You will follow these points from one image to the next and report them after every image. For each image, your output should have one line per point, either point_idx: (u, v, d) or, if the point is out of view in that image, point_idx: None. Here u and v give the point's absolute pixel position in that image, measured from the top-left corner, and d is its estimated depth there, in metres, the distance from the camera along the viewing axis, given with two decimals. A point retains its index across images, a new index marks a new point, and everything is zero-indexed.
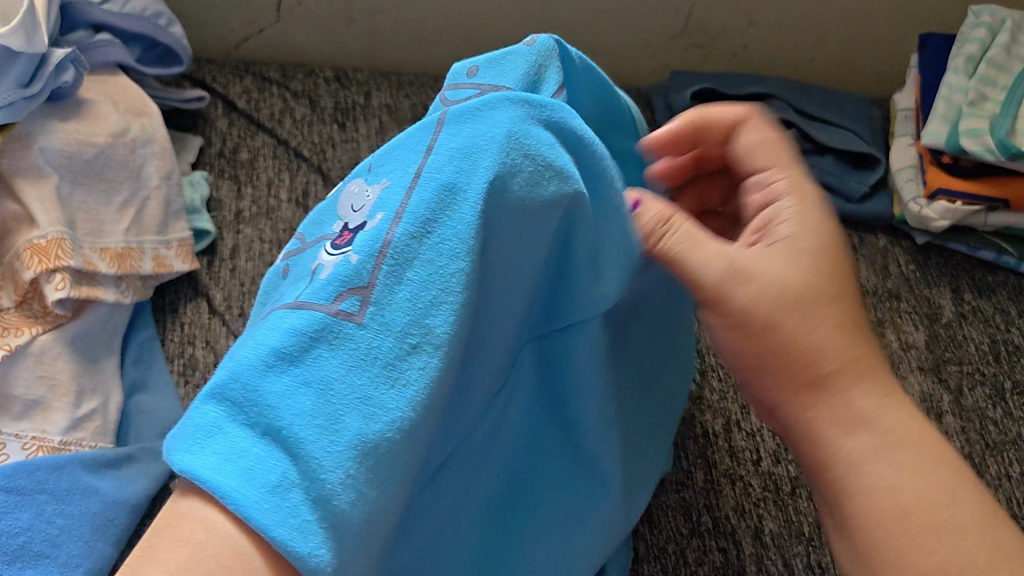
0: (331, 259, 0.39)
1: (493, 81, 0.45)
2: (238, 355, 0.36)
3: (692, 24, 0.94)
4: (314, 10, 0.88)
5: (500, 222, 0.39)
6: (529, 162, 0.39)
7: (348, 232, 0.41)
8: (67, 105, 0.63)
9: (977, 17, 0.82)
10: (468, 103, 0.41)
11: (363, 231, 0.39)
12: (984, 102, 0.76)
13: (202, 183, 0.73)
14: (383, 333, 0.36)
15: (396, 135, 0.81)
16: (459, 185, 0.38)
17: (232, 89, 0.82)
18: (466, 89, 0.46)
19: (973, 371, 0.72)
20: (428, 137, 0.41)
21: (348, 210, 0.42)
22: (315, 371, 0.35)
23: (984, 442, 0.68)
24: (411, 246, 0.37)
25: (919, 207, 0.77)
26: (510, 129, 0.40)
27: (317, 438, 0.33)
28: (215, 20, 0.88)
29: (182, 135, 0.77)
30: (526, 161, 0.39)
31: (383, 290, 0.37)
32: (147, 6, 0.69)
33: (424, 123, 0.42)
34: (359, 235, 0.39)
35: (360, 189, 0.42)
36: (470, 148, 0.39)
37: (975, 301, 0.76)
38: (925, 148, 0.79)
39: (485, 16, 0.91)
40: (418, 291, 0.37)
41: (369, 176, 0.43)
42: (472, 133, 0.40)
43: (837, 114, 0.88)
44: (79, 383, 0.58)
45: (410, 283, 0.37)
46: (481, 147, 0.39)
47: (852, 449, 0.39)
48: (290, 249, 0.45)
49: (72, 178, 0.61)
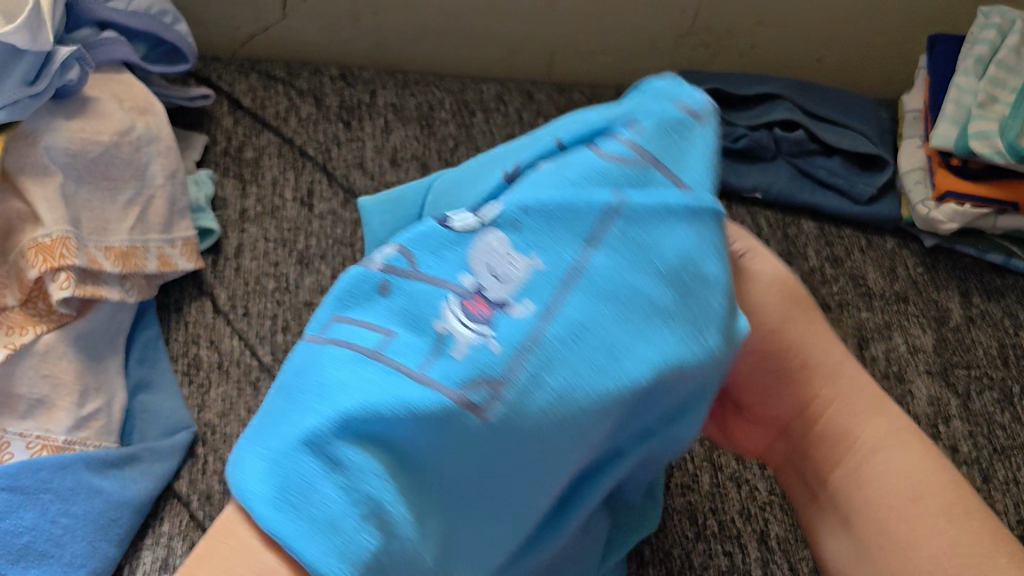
0: (467, 334, 0.35)
1: (660, 157, 0.41)
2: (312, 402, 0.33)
3: (699, 23, 0.94)
4: (320, 8, 0.88)
5: (656, 388, 0.37)
6: (688, 324, 0.37)
7: (483, 300, 0.36)
8: (71, 104, 0.63)
9: (987, 19, 0.81)
10: (644, 205, 0.39)
11: (505, 311, 0.36)
12: (994, 104, 0.76)
13: (208, 181, 0.72)
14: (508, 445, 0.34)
15: (402, 134, 0.80)
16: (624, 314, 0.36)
17: (237, 86, 0.82)
18: (620, 141, 0.41)
19: (981, 376, 0.71)
20: (591, 224, 0.38)
21: (486, 269, 0.37)
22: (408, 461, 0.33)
23: (992, 447, 0.67)
24: (560, 349, 0.35)
25: (928, 209, 0.77)
26: (677, 272, 0.38)
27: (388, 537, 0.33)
28: (221, 18, 0.88)
29: (187, 134, 0.77)
30: (687, 323, 0.37)
31: (521, 387, 0.34)
32: (152, 4, 0.69)
33: (588, 194, 0.39)
34: (503, 318, 0.35)
35: (505, 247, 0.38)
36: (636, 277, 0.37)
37: (983, 304, 0.76)
38: (933, 150, 0.78)
39: (491, 16, 0.91)
40: (555, 404, 0.34)
41: (519, 233, 0.38)
42: (642, 253, 0.38)
43: (845, 115, 0.87)
44: (83, 383, 0.57)
45: (550, 390, 0.34)
46: (646, 282, 0.37)
47: (875, 448, 0.47)
48: (382, 258, 0.38)
49: (77, 176, 0.61)
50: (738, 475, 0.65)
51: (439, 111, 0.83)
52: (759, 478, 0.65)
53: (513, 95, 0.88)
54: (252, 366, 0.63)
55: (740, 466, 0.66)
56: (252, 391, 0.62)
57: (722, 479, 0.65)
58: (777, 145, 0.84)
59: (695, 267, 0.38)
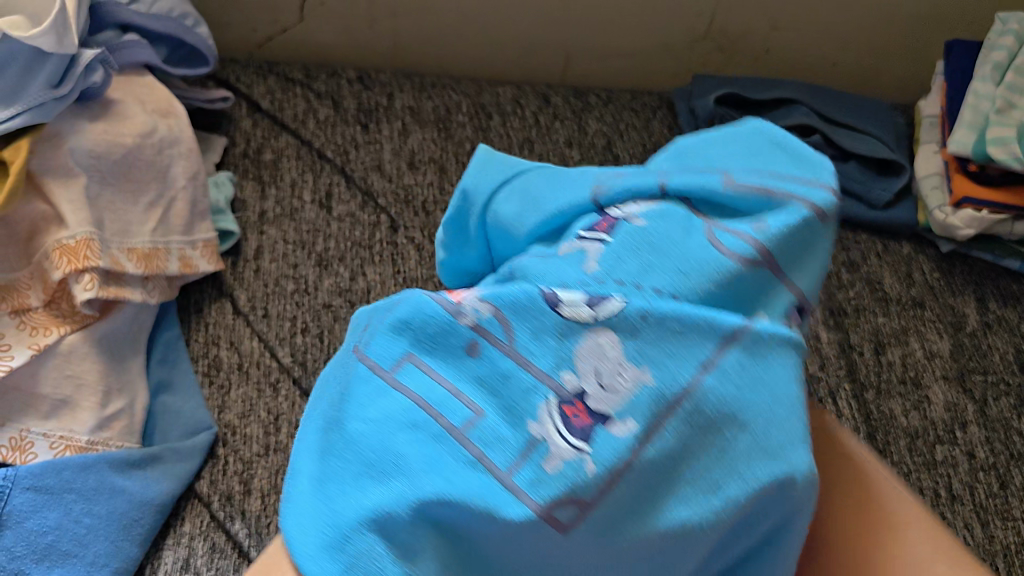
0: (566, 452, 0.36)
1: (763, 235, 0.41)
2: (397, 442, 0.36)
3: (714, 28, 0.94)
4: (337, 10, 0.88)
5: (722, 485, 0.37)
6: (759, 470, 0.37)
7: (585, 411, 0.37)
8: (94, 106, 0.63)
9: (1004, 24, 0.81)
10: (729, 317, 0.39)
11: (605, 432, 0.36)
12: (1011, 110, 0.76)
13: (227, 183, 0.73)
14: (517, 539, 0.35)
15: (419, 137, 0.81)
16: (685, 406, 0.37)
17: (256, 89, 0.82)
18: (732, 235, 0.41)
19: (998, 381, 0.72)
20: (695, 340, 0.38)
21: (592, 376, 0.38)
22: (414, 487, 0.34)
23: (1009, 453, 0.67)
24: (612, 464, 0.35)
25: (944, 215, 0.77)
26: (739, 406, 0.38)
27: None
28: (239, 20, 0.88)
29: (207, 136, 0.77)
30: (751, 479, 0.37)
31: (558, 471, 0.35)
32: (174, 7, 0.69)
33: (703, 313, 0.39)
34: (600, 437, 0.36)
35: (612, 352, 0.38)
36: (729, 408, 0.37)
37: (1000, 311, 0.76)
38: (950, 155, 0.78)
39: (507, 20, 0.91)
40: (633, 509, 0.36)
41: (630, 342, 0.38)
42: (750, 387, 0.38)
43: (860, 118, 0.87)
44: (107, 383, 0.58)
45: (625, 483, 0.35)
46: (729, 414, 0.37)
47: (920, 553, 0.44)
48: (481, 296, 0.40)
49: (101, 178, 0.61)
50: None
51: (456, 114, 0.84)
52: None
53: (529, 98, 0.88)
54: (272, 367, 0.63)
55: None
56: (272, 392, 0.62)
57: None
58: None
59: (761, 395, 0.38)
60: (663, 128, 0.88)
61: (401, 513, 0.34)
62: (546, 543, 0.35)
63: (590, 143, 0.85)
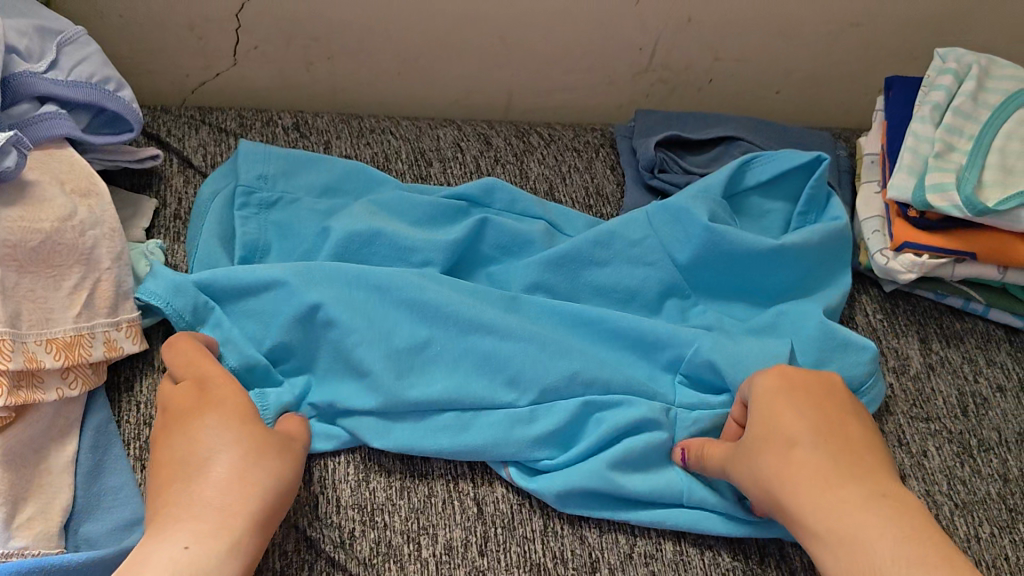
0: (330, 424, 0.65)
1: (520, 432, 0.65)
2: (293, 304, 0.67)
3: (656, 60, 0.94)
4: (271, 54, 0.88)
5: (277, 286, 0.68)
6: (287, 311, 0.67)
7: (379, 361, 0.67)
8: (9, 189, 0.61)
9: (943, 62, 0.79)
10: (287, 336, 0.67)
11: (368, 341, 0.67)
12: (950, 153, 0.73)
13: (166, 271, 0.66)
14: (278, 296, 0.68)
15: (343, 162, 0.78)
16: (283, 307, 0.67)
17: (188, 143, 0.81)
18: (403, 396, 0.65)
19: (941, 429, 0.71)
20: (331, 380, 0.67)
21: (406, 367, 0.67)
22: (279, 299, 0.68)
23: (953, 503, 0.67)
24: (253, 288, 0.67)
25: (885, 259, 0.75)
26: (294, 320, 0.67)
27: (277, 300, 0.68)
28: (169, 66, 0.88)
29: (134, 198, 0.75)
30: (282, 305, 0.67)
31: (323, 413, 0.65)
32: (94, 72, 0.68)
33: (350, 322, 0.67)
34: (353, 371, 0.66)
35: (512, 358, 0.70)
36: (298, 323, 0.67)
37: (942, 351, 0.77)
38: (891, 201, 0.75)
39: (438, 57, 0.90)
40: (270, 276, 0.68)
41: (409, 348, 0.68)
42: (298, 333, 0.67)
43: (786, 170, 0.77)
44: (17, 490, 0.55)
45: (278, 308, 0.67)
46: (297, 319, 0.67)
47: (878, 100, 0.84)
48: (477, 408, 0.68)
49: (19, 266, 0.59)
50: (800, 564, 0.64)
51: (395, 163, 0.84)
52: (778, 562, 0.64)
53: (470, 141, 0.88)
54: None
55: (787, 556, 0.65)
56: None
57: (686, 545, 0.64)
58: (720, 158, 0.84)
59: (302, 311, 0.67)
60: (604, 167, 0.88)
61: (304, 317, 0.67)
62: (269, 298, 0.68)
63: (532, 189, 0.85)
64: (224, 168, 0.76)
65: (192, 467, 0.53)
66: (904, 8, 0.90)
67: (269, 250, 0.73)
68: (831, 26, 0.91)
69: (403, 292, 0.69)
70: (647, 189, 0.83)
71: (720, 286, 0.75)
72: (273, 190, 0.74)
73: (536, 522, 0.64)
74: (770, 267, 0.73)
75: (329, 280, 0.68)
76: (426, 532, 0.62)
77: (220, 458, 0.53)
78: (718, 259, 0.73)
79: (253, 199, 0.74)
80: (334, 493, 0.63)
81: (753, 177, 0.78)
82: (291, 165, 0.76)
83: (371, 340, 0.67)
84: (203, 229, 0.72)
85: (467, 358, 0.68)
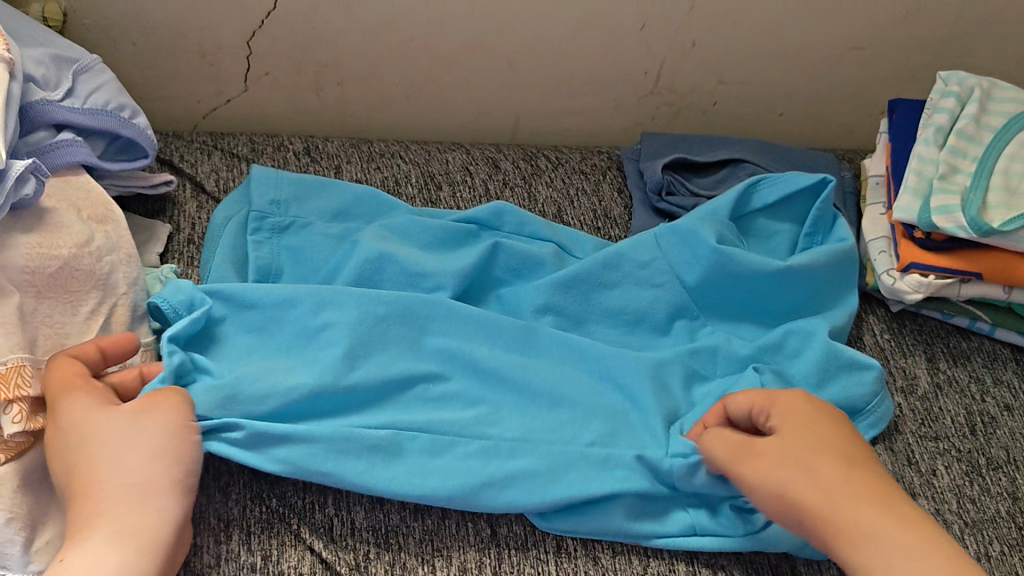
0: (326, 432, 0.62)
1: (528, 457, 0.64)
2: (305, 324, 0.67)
3: (661, 84, 0.95)
4: (282, 80, 0.89)
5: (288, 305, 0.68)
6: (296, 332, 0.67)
7: (387, 385, 0.66)
8: (28, 216, 0.61)
9: (946, 84, 0.80)
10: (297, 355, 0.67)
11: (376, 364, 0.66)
12: (954, 175, 0.74)
13: (179, 282, 0.67)
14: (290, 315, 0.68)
15: (352, 186, 0.79)
16: (295, 326, 0.68)
17: (200, 168, 0.82)
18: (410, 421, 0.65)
19: (949, 448, 0.72)
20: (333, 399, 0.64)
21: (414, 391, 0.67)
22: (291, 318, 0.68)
23: (963, 522, 0.67)
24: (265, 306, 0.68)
25: (892, 280, 0.76)
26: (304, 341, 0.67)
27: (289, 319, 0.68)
28: (181, 92, 0.89)
29: (149, 223, 0.76)
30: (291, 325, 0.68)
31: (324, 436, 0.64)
32: (109, 99, 0.69)
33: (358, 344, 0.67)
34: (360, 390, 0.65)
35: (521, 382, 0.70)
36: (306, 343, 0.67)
37: (950, 371, 0.77)
38: (897, 222, 0.76)
39: (445, 81, 0.91)
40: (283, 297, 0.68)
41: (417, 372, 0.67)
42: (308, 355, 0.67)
43: (792, 192, 0.78)
44: (36, 514, 0.55)
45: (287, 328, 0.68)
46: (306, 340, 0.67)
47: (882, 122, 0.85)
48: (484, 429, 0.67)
49: (37, 292, 0.60)
50: None
51: (405, 187, 0.85)
52: None
53: (478, 165, 0.89)
54: (222, 470, 0.64)
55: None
56: (221, 498, 0.63)
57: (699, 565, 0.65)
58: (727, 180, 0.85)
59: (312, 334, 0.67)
60: (611, 190, 0.89)
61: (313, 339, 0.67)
62: (279, 318, 0.68)
63: (540, 212, 0.86)
64: (237, 193, 0.77)
65: (72, 467, 0.53)
66: (906, 31, 0.91)
67: (282, 275, 0.74)
68: (834, 49, 0.92)
69: (415, 320, 0.69)
70: (654, 212, 0.84)
71: (729, 306, 0.75)
72: (285, 215, 0.75)
73: (549, 544, 0.64)
74: (778, 288, 0.74)
75: (340, 305, 0.68)
76: (440, 554, 0.63)
77: (93, 450, 0.54)
78: (728, 280, 0.74)
79: (265, 224, 0.74)
80: (348, 516, 0.63)
81: (759, 200, 0.78)
82: (302, 190, 0.77)
83: (380, 363, 0.66)
84: (218, 254, 0.72)
85: (476, 382, 0.68)
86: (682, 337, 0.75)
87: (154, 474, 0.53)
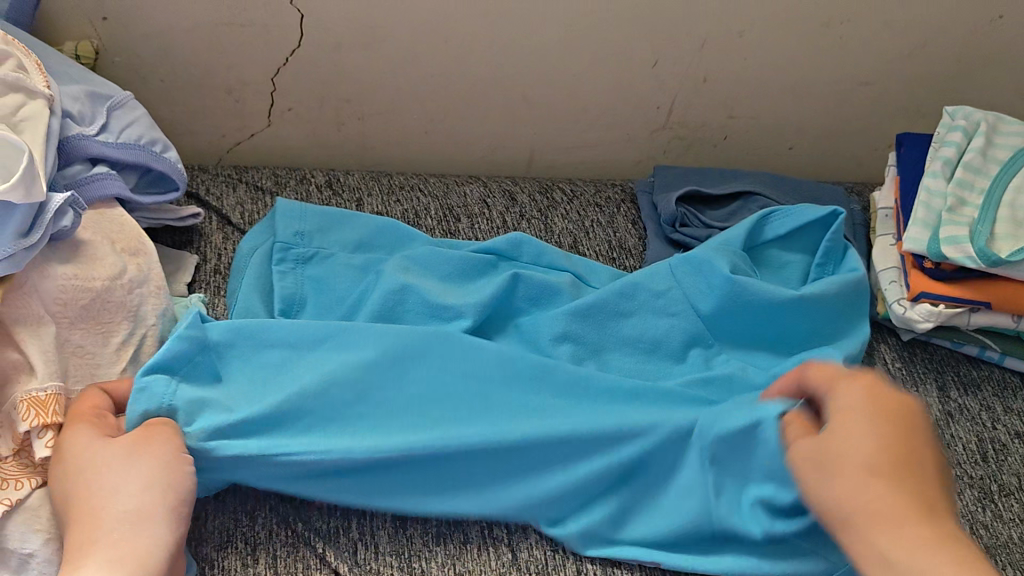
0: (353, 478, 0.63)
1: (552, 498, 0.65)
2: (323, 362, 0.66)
3: (672, 118, 0.97)
4: (304, 115, 0.92)
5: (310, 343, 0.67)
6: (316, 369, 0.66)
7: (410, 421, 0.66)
8: (65, 247, 0.63)
9: (952, 119, 0.82)
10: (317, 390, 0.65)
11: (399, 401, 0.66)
12: (962, 207, 0.75)
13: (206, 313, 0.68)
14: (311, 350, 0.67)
15: (370, 218, 0.81)
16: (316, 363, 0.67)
17: (226, 201, 0.85)
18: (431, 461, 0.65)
19: (962, 474, 0.73)
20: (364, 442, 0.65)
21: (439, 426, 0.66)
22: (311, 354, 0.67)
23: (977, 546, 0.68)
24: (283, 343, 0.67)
25: (903, 308, 0.77)
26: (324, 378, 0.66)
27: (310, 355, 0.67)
28: (206, 127, 0.91)
29: (177, 254, 0.78)
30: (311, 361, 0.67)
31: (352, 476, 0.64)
32: (142, 135, 0.72)
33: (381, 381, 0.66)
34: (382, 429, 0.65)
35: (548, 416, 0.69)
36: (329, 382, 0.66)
37: (961, 398, 0.79)
38: (906, 253, 0.78)
39: (462, 116, 0.94)
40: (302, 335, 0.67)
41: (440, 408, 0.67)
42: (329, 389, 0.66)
43: (802, 224, 0.80)
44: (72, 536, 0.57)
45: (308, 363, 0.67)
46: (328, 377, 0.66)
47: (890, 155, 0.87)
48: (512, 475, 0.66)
49: (69, 323, 0.62)
50: None
51: (425, 219, 0.87)
52: None
53: (496, 197, 0.91)
54: (248, 496, 0.66)
55: None
56: (248, 522, 0.64)
57: None
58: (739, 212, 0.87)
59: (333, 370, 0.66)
60: (625, 222, 0.91)
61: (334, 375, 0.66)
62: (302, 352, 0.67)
63: (557, 243, 0.87)
64: (262, 225, 0.79)
65: (74, 502, 0.54)
66: (910, 68, 0.94)
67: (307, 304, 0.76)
68: (841, 84, 0.95)
69: (437, 356, 0.68)
70: (669, 243, 0.86)
71: (742, 337, 0.77)
72: (308, 246, 0.77)
73: (569, 568, 0.65)
74: (790, 319, 0.76)
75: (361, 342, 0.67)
76: None
77: (91, 481, 0.54)
78: (740, 310, 0.75)
79: (289, 254, 0.76)
80: (372, 540, 0.65)
81: (770, 231, 0.80)
82: (325, 222, 0.79)
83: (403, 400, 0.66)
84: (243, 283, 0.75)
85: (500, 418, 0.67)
86: (699, 365, 0.76)
87: (151, 500, 0.53)
